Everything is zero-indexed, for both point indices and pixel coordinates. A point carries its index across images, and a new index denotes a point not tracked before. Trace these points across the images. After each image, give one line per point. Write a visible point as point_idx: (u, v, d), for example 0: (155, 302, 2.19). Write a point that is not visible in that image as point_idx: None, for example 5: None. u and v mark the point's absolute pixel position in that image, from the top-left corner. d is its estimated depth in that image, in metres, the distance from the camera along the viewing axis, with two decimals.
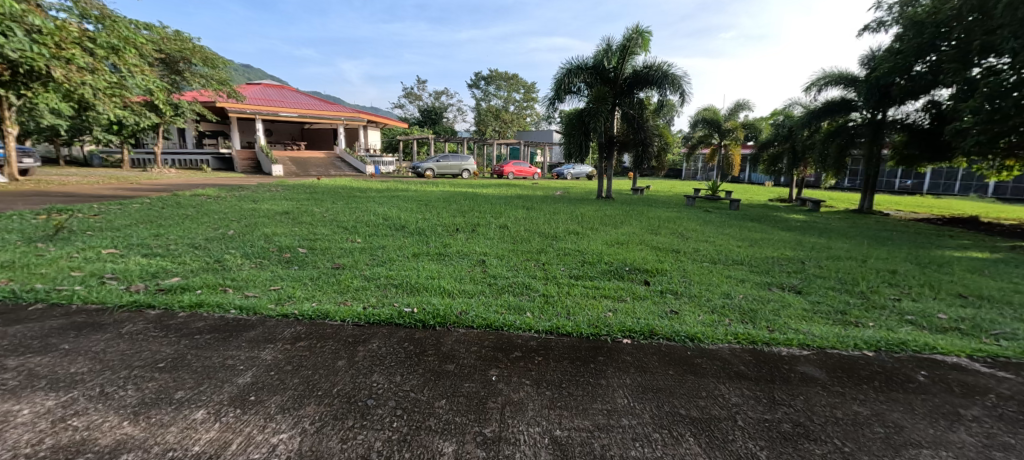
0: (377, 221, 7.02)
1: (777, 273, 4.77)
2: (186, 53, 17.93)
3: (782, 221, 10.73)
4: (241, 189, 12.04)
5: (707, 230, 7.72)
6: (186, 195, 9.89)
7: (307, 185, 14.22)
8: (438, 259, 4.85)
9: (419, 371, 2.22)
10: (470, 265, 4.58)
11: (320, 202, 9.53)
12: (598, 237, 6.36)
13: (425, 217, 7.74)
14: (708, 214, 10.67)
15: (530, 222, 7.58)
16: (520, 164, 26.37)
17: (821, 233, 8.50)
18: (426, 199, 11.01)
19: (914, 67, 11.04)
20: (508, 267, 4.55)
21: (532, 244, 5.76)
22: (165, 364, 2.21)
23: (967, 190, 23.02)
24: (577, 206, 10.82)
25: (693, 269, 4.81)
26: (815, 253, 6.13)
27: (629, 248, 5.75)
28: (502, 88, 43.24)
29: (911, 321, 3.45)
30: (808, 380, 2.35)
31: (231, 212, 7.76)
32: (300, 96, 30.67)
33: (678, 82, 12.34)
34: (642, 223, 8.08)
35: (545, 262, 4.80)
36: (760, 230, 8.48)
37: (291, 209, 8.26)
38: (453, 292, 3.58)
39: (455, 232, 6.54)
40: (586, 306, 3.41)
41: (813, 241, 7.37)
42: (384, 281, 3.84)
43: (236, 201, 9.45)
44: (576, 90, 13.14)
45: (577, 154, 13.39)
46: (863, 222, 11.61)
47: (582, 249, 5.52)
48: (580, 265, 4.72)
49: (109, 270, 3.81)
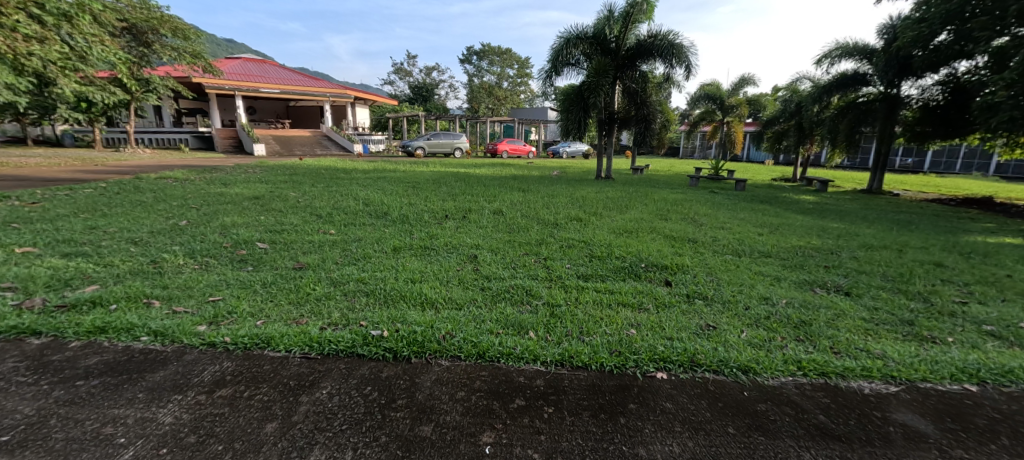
0: (357, 207, 6.30)
1: (814, 269, 4.15)
2: (153, 23, 16.72)
3: (793, 202, 10.09)
4: (215, 170, 11.20)
5: (722, 215, 7.06)
6: (151, 178, 9.07)
7: (287, 166, 13.37)
8: (421, 254, 4.15)
9: (382, 441, 1.56)
10: (459, 263, 3.90)
11: (297, 185, 8.77)
12: (606, 225, 5.71)
13: (412, 202, 7.01)
14: (714, 196, 10.05)
15: (529, 207, 6.88)
16: (515, 142, 25.48)
17: (840, 217, 7.90)
18: (415, 180, 10.25)
19: (938, 36, 10.35)
20: (505, 263, 3.88)
21: (531, 234, 5.09)
22: (11, 437, 1.53)
23: (969, 168, 22.60)
24: (575, 187, 10.12)
25: (718, 263, 4.17)
26: (846, 242, 5.50)
27: (640, 238, 5.08)
28: (494, 63, 41.79)
29: (995, 334, 2.83)
30: (916, 440, 1.72)
31: (195, 197, 6.98)
32: (283, 72, 29.29)
33: (685, 53, 11.48)
34: (648, 207, 7.42)
35: (547, 257, 4.16)
36: (775, 213, 7.85)
37: (263, 194, 7.48)
38: (437, 301, 2.90)
39: (444, 219, 5.85)
40: (603, 318, 2.76)
41: (837, 226, 6.76)
42: (353, 287, 3.14)
43: (206, 184, 8.64)
44: (574, 62, 12.29)
45: (575, 131, 12.66)
46: (875, 203, 11.02)
47: (588, 239, 4.86)
48: (587, 261, 4.06)
49: (8, 276, 3.06)
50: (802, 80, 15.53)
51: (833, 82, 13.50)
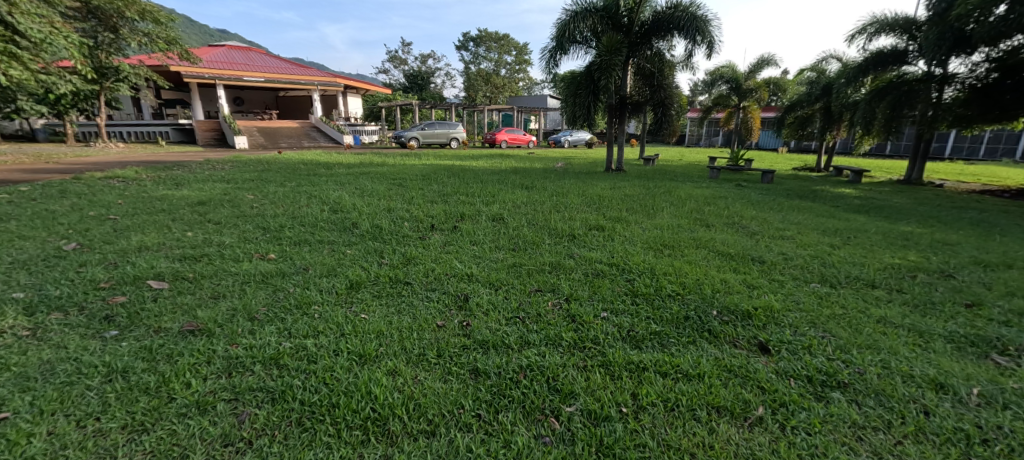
0: (320, 215, 5.02)
1: (954, 311, 2.89)
2: (119, 6, 15.05)
3: (835, 198, 8.82)
4: (178, 167, 9.93)
5: (771, 218, 5.77)
6: (92, 179, 7.77)
7: (262, 161, 12.05)
8: (388, 294, 2.88)
9: None
10: (442, 314, 2.61)
11: (264, 185, 7.51)
12: (637, 237, 4.41)
13: (392, 205, 5.72)
14: (745, 191, 8.77)
15: (535, 211, 5.60)
16: (513, 131, 24.05)
17: (904, 216, 6.65)
18: (402, 177, 8.95)
19: (998, 7, 9.00)
20: (511, 314, 2.61)
21: (543, 253, 3.83)
22: None
23: (993, 154, 21.23)
24: (586, 183, 8.90)
25: (817, 304, 2.89)
26: (950, 257, 4.24)
27: (688, 257, 3.82)
28: (491, 49, 40.18)
29: None
30: None
31: (126, 203, 5.70)
32: (268, 59, 27.78)
33: (708, 27, 10.10)
34: (678, 208, 6.16)
35: (570, 297, 2.88)
36: (828, 213, 6.60)
37: (214, 198, 6.21)
38: (394, 420, 1.65)
39: (428, 231, 4.56)
40: (693, 453, 1.56)
41: (915, 230, 5.49)
42: (255, 380, 1.86)
43: (153, 186, 7.36)
44: (582, 40, 10.93)
45: (584, 118, 11.34)
46: (924, 197, 9.76)
47: (621, 263, 3.56)
48: (630, 301, 2.79)
49: None
50: (829, 59, 14.17)
51: (868, 61, 12.26)
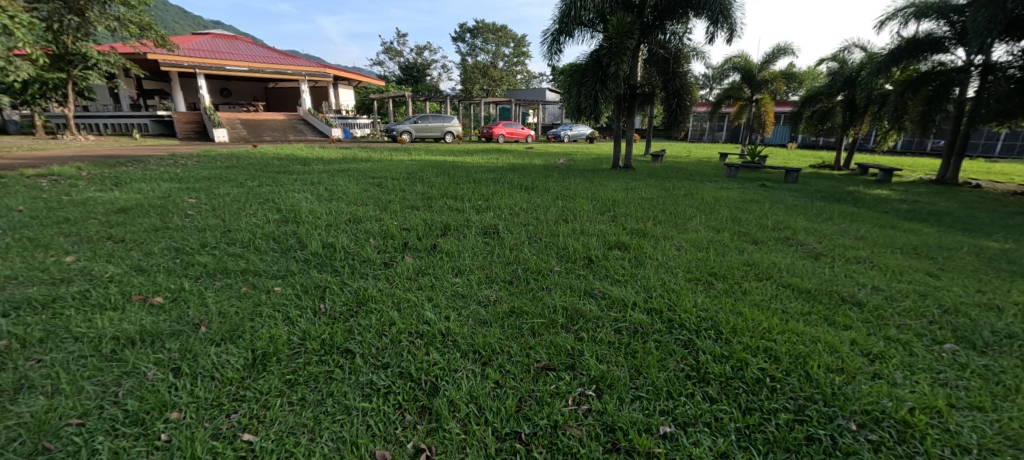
0: (263, 227, 3.90)
1: None
2: None
3: (877, 201, 7.76)
4: (132, 163, 8.79)
5: (827, 230, 4.71)
6: (20, 177, 6.64)
7: (234, 156, 10.92)
8: (311, 379, 1.79)
9: None
10: (391, 430, 1.54)
11: (218, 184, 6.43)
12: (674, 261, 3.33)
13: (360, 213, 4.61)
14: (775, 192, 7.71)
15: (538, 220, 4.54)
16: (511, 125, 22.89)
17: (976, 227, 5.58)
18: (385, 174, 7.83)
19: None
20: (506, 427, 1.55)
21: (552, 291, 2.71)
22: None
23: (1010, 151, 20.20)
24: (595, 182, 7.84)
25: (992, 396, 1.83)
26: None
27: (756, 297, 2.72)
28: (489, 41, 38.82)
29: None
30: None
31: (28, 210, 4.57)
32: (255, 49, 26.48)
33: (729, 8, 8.99)
34: (711, 217, 5.08)
35: (603, 383, 1.79)
36: (887, 223, 5.53)
37: (147, 202, 5.08)
38: None
39: (399, 252, 3.46)
40: None
41: (1009, 248, 4.43)
42: None
43: (86, 186, 6.24)
44: (588, 22, 9.77)
45: (590, 109, 10.17)
46: (972, 199, 8.69)
47: (665, 309, 2.48)
48: (703, 398, 1.71)
49: None
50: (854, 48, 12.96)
51: (902, 49, 10.93)
